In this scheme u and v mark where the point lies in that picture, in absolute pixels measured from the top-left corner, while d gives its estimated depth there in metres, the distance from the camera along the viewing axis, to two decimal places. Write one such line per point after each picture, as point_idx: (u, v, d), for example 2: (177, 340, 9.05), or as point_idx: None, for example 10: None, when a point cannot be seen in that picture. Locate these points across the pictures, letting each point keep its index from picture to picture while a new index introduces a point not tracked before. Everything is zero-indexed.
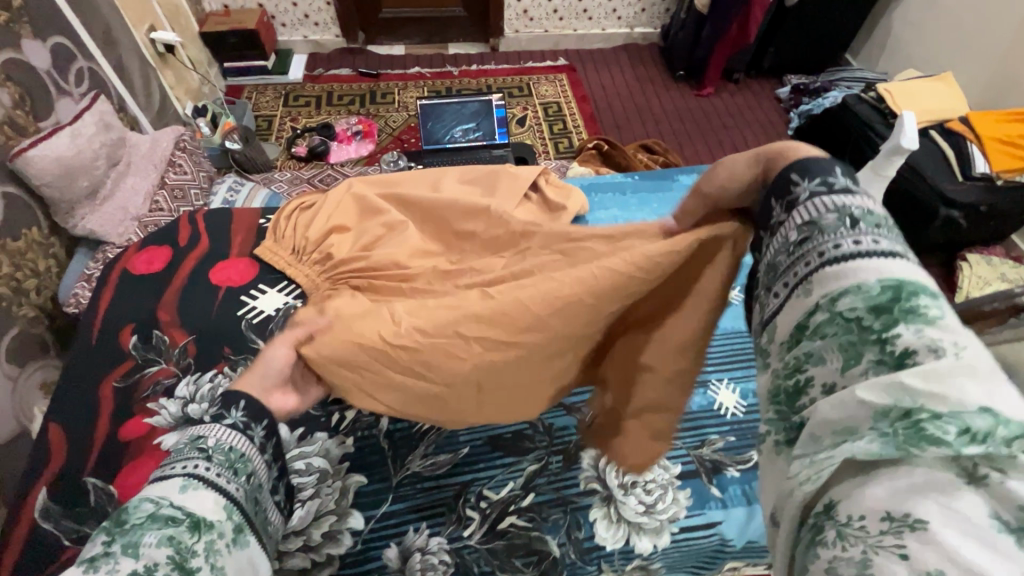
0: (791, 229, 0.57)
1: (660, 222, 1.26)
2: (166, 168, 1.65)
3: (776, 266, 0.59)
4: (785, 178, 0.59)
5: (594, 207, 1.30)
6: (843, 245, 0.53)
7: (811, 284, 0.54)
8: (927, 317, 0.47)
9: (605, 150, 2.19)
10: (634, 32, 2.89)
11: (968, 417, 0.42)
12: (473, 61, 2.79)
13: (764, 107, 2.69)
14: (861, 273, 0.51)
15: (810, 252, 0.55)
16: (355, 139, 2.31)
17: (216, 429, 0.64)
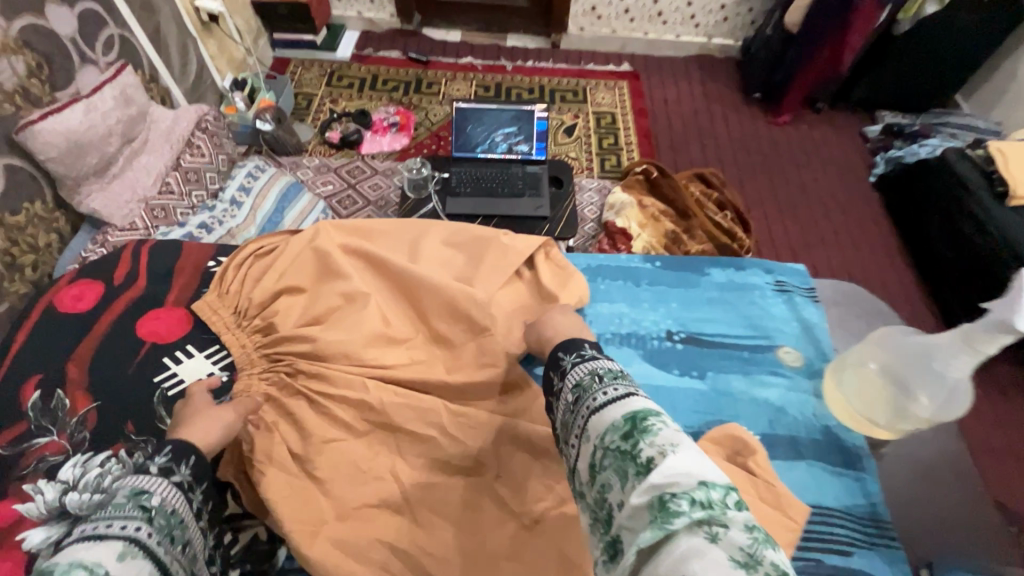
0: (567, 392, 0.76)
1: (673, 331, 1.15)
2: (183, 149, 1.60)
3: (568, 423, 0.74)
4: (554, 357, 0.82)
5: (604, 297, 1.21)
6: (597, 397, 0.71)
7: (589, 426, 0.69)
8: (654, 431, 0.63)
9: (653, 178, 1.98)
10: (711, 43, 2.62)
11: (693, 491, 0.56)
12: (529, 56, 2.60)
13: (848, 146, 2.36)
14: (611, 414, 0.67)
15: (582, 404, 0.72)
16: (390, 130, 2.21)
17: (157, 488, 0.68)
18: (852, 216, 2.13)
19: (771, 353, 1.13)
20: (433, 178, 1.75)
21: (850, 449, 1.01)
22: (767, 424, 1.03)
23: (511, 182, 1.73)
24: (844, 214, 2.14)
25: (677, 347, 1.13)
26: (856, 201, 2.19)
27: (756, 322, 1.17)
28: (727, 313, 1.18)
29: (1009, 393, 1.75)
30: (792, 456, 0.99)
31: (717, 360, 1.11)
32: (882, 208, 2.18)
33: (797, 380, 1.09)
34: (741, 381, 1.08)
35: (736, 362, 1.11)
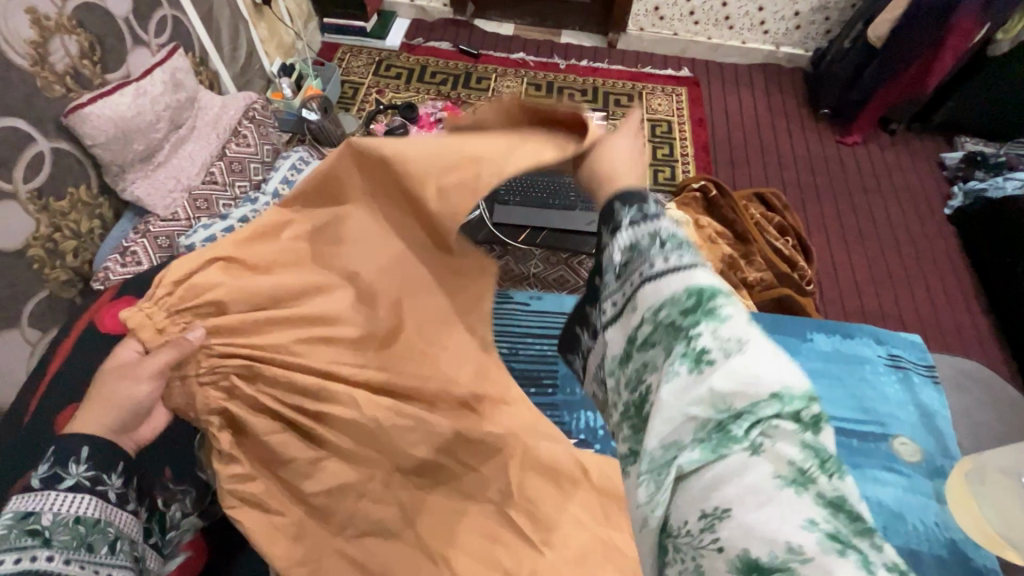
0: (611, 254, 0.51)
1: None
2: (229, 138, 1.55)
3: (602, 278, 0.52)
4: (608, 207, 0.52)
5: None
6: (658, 260, 0.47)
7: (635, 299, 0.47)
8: (723, 316, 0.43)
9: (712, 197, 1.86)
10: (779, 51, 2.46)
11: (762, 408, 0.39)
12: (584, 55, 2.48)
13: (922, 173, 2.19)
14: (669, 284, 0.45)
15: (630, 269, 0.49)
16: (437, 126, 2.13)
17: (54, 498, 0.63)
18: (928, 257, 1.98)
19: (885, 442, 1.00)
20: None
21: (980, 570, 0.86)
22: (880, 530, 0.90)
23: (563, 193, 1.63)
24: (916, 251, 1.98)
25: None
26: (928, 235, 2.03)
27: (867, 403, 1.04)
28: (834, 391, 1.05)
29: None
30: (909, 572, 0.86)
31: None
32: (958, 244, 2.02)
33: (916, 478, 0.95)
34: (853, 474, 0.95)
35: (846, 449, 0.98)
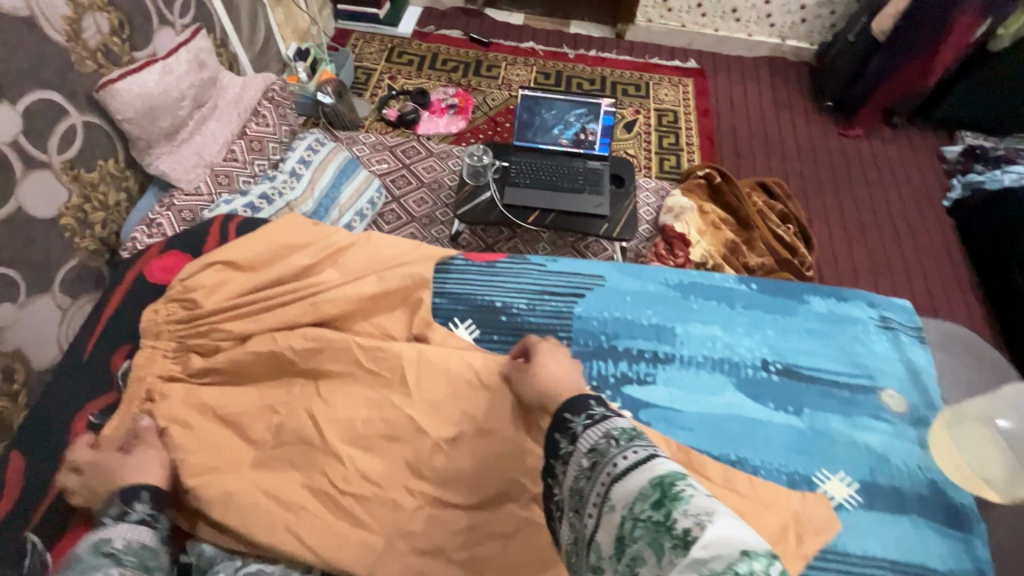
0: (580, 457, 0.62)
1: (769, 361, 1.03)
2: (249, 118, 1.60)
3: (581, 494, 0.59)
4: (561, 418, 0.68)
5: (692, 315, 1.08)
6: (618, 462, 0.57)
7: (611, 496, 0.55)
8: (686, 498, 0.50)
9: (716, 184, 1.91)
10: (784, 45, 2.50)
11: (737, 562, 0.43)
12: (593, 45, 2.52)
13: (923, 165, 2.24)
14: (634, 481, 0.54)
15: (599, 472, 0.58)
16: (448, 112, 2.17)
17: (116, 529, 0.71)
18: (924, 245, 2.03)
19: (874, 395, 1.01)
20: (492, 166, 1.71)
21: (957, 508, 0.91)
22: (868, 474, 0.93)
23: (571, 177, 1.68)
24: (913, 240, 2.03)
25: (772, 379, 1.01)
26: (926, 225, 2.08)
27: (858, 358, 1.05)
28: (827, 346, 1.05)
29: None
30: (894, 511, 0.90)
31: (813, 395, 1.00)
32: (957, 235, 2.06)
33: (901, 427, 0.98)
34: (841, 423, 0.98)
35: (835, 400, 1.00)
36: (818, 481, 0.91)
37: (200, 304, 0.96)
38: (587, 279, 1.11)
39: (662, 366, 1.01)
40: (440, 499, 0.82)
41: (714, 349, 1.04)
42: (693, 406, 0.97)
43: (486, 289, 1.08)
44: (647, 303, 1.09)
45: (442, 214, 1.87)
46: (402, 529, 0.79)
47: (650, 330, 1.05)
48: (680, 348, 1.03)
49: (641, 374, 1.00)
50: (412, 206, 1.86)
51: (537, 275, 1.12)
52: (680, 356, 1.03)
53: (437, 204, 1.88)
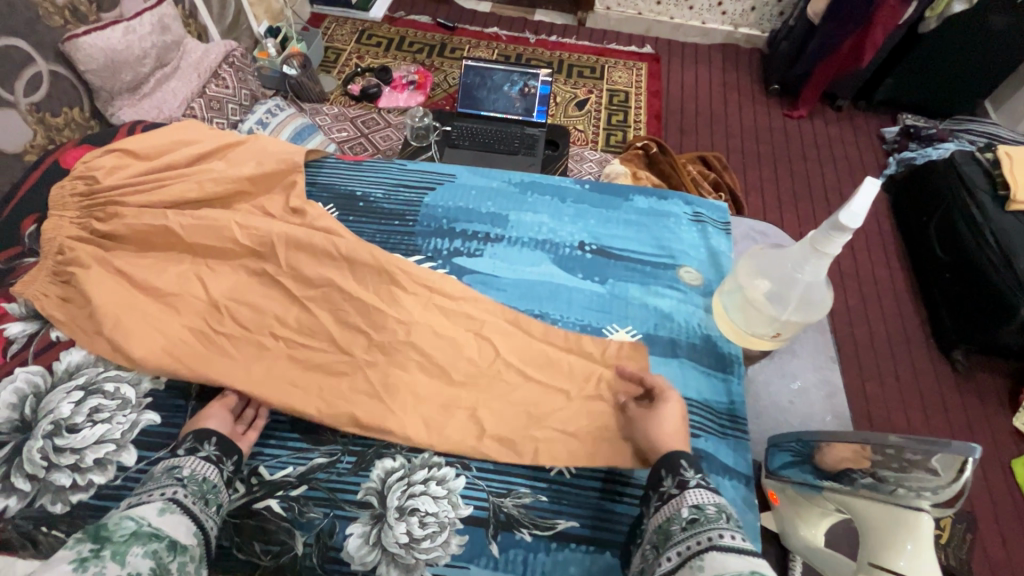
0: (683, 509, 0.68)
1: (585, 242, 1.06)
2: (210, 79, 1.74)
3: (669, 537, 0.66)
4: (674, 464, 0.74)
5: (523, 207, 1.12)
6: (721, 531, 0.62)
7: (700, 557, 0.59)
8: None
9: (652, 153, 2.02)
10: (737, 32, 2.62)
11: None
12: (554, 32, 2.66)
13: (862, 144, 2.35)
14: (733, 556, 0.57)
15: (696, 531, 0.63)
16: (408, 88, 2.31)
17: (190, 460, 0.76)
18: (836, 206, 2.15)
19: (672, 270, 1.03)
20: (435, 130, 1.84)
21: (725, 356, 0.94)
22: (650, 329, 0.96)
23: (509, 140, 1.81)
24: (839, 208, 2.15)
25: (585, 257, 1.04)
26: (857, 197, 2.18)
27: (667, 241, 1.07)
28: (639, 232, 1.07)
29: (981, 398, 1.75)
30: (667, 357, 0.93)
31: (618, 268, 1.03)
32: (887, 209, 2.16)
33: (691, 296, 1.00)
34: (637, 290, 1.00)
35: (637, 272, 1.03)
36: (606, 335, 0.95)
37: (97, 180, 1.03)
38: (438, 175, 1.16)
39: (491, 243, 1.05)
40: (299, 345, 0.93)
41: (539, 233, 1.08)
42: (511, 274, 1.02)
43: (348, 180, 1.14)
44: (489, 197, 1.13)
45: None
46: (265, 367, 0.90)
47: (486, 217, 1.10)
48: (510, 231, 1.07)
49: (471, 249, 1.05)
50: None
51: (398, 171, 1.17)
52: (509, 237, 1.06)
53: None
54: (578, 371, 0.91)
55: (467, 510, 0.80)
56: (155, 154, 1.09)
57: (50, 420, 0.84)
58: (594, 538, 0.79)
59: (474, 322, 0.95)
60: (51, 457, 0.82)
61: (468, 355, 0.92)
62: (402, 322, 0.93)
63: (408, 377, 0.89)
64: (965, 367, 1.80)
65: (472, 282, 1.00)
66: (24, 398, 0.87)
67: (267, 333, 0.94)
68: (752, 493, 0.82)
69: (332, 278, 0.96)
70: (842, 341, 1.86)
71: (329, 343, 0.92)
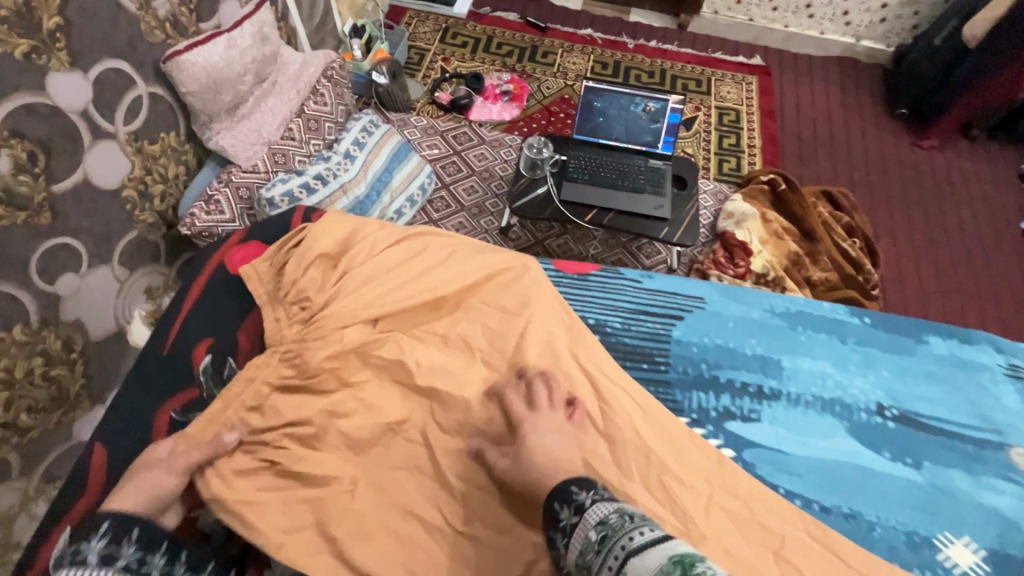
0: (587, 530, 0.61)
1: (884, 405, 0.95)
2: (308, 96, 1.56)
3: (587, 568, 0.58)
4: (566, 489, 0.68)
5: (799, 348, 1.01)
6: (632, 538, 0.56)
7: (625, 570, 0.54)
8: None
9: (781, 191, 1.82)
10: (858, 44, 2.36)
11: None
12: (653, 35, 2.42)
13: (1001, 183, 2.10)
14: (653, 558, 0.52)
15: (610, 543, 0.57)
16: (501, 99, 2.11)
17: (116, 567, 0.67)
18: (1005, 271, 1.90)
19: (999, 452, 0.92)
20: (550, 160, 1.65)
21: None
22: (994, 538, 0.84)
23: (633, 175, 1.62)
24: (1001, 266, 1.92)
25: (888, 426, 0.93)
26: (1004, 249, 1.96)
27: (981, 410, 0.96)
28: (949, 394, 0.96)
29: None
30: None
31: (931, 446, 0.92)
32: None
33: None
34: (963, 480, 0.89)
35: (954, 453, 0.91)
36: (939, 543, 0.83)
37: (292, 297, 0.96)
38: (686, 300, 1.06)
39: (769, 402, 0.94)
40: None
41: (825, 388, 0.96)
42: (806, 448, 0.90)
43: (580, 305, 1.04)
44: (751, 332, 1.02)
45: (492, 204, 1.81)
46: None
47: (754, 361, 0.99)
48: (788, 385, 0.96)
49: (746, 410, 0.93)
50: (461, 194, 1.80)
51: (632, 291, 1.07)
52: (788, 393, 0.95)
53: (487, 194, 1.82)
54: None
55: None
56: (345, 250, 1.01)
57: None
58: None
59: (773, 535, 0.80)
60: None
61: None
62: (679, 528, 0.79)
63: None
64: None
65: (759, 460, 0.88)
66: None
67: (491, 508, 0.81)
68: None
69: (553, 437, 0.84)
70: None
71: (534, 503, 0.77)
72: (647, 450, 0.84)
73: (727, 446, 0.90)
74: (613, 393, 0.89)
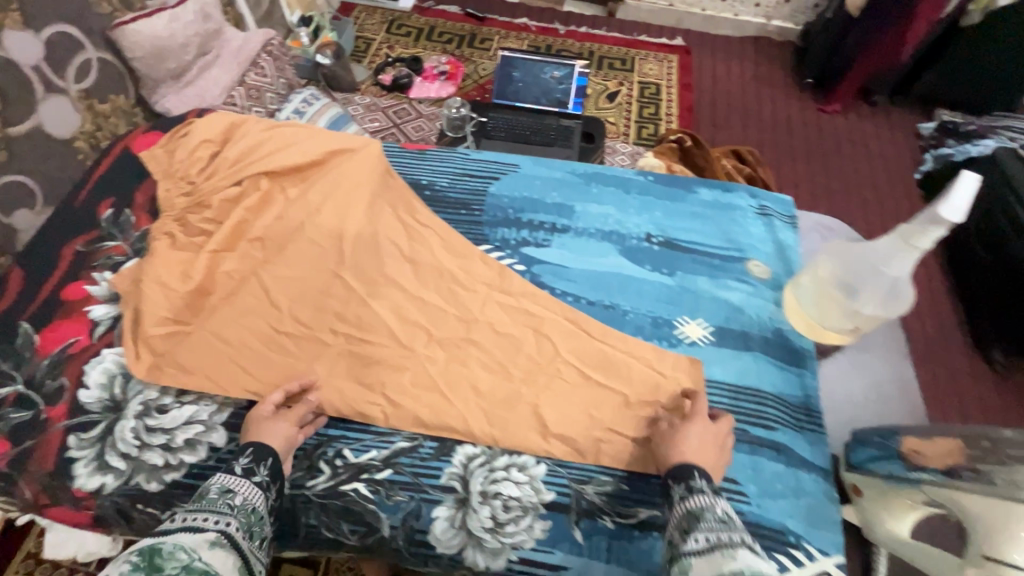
0: (709, 505, 0.67)
1: (652, 234, 1.05)
2: (249, 68, 1.73)
3: (689, 525, 0.65)
4: (689, 470, 0.72)
5: (588, 197, 1.10)
6: (747, 539, 0.61)
7: (732, 548, 0.59)
8: None
9: (687, 147, 2.01)
10: (770, 24, 2.59)
11: None
12: (584, 23, 2.64)
13: (898, 140, 2.31)
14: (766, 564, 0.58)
15: (726, 527, 0.63)
16: (439, 79, 2.31)
17: (242, 483, 0.71)
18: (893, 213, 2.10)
19: (740, 263, 1.02)
20: (471, 120, 1.83)
21: (798, 351, 0.94)
22: (723, 321, 0.96)
23: (544, 131, 1.80)
24: (867, 196, 2.14)
25: (653, 249, 1.03)
26: (895, 195, 2.16)
27: (732, 235, 1.06)
28: (706, 224, 1.06)
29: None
30: (740, 348, 0.93)
31: (687, 261, 1.02)
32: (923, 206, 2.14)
33: (761, 289, 0.99)
34: (707, 283, 1.00)
35: (705, 264, 1.02)
36: (677, 326, 0.95)
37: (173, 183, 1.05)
38: (502, 165, 1.14)
39: (558, 234, 1.04)
40: (362, 343, 0.92)
41: (606, 223, 1.07)
42: (580, 264, 1.01)
43: (411, 168, 1.13)
44: (552, 185, 1.11)
45: None
46: (328, 366, 0.90)
47: (551, 207, 1.08)
48: (576, 222, 1.06)
49: (538, 239, 1.04)
50: None
51: (461, 161, 1.16)
52: (575, 228, 1.06)
53: None
54: (634, 376, 0.89)
55: (549, 496, 0.81)
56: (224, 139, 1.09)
57: (140, 402, 0.88)
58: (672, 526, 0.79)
59: (539, 318, 0.94)
60: (143, 437, 0.85)
61: (529, 353, 0.91)
62: (462, 320, 0.94)
63: (467, 371, 0.89)
64: (1005, 367, 1.77)
65: (542, 273, 1.00)
66: (113, 378, 0.90)
67: (327, 329, 0.93)
68: (833, 488, 0.83)
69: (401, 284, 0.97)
70: None
71: (395, 337, 0.93)
72: (441, 268, 0.99)
73: (517, 266, 1.01)
74: (420, 232, 1.02)
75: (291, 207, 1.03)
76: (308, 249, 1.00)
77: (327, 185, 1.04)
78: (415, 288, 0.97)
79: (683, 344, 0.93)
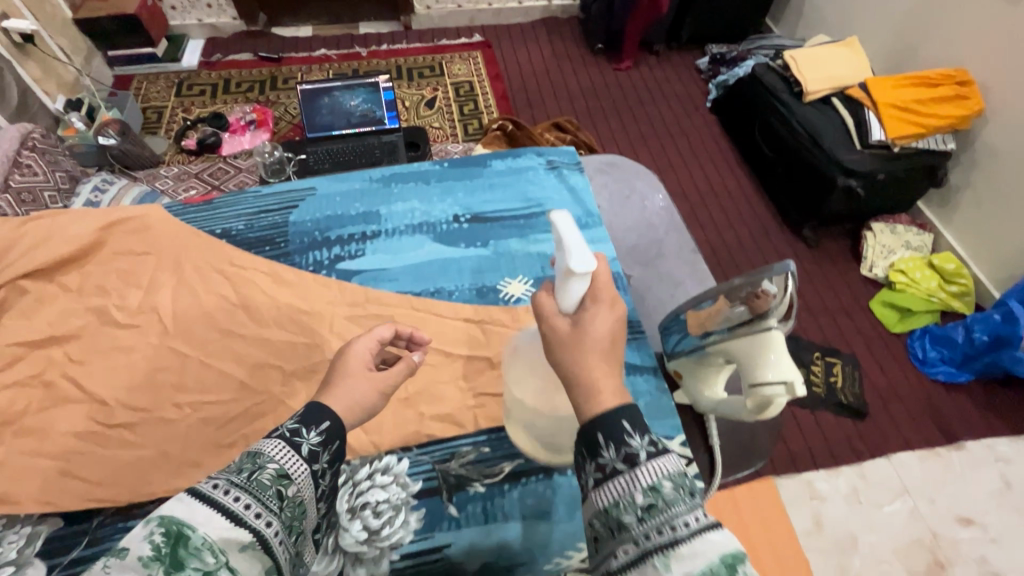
0: (633, 489, 0.49)
1: (459, 214, 1.10)
2: (10, 169, 1.53)
3: (616, 520, 0.48)
4: (594, 438, 0.51)
5: (392, 199, 1.13)
6: (685, 519, 0.46)
7: (668, 554, 0.45)
8: None
9: (511, 132, 2.11)
10: (552, 4, 2.80)
11: None
12: (383, 41, 2.66)
13: (683, 79, 2.62)
14: (708, 551, 0.44)
15: (657, 521, 0.46)
16: (249, 128, 2.21)
17: (298, 469, 0.56)
18: (701, 142, 2.39)
19: (543, 217, 1.10)
20: (290, 161, 1.80)
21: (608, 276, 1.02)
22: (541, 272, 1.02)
23: (369, 152, 1.80)
24: (668, 133, 2.41)
25: (463, 227, 1.08)
26: (696, 124, 2.45)
27: (530, 195, 1.14)
28: (505, 192, 1.14)
29: (835, 261, 2.05)
30: None
31: (496, 230, 1.08)
32: (720, 128, 2.45)
33: None
34: (518, 243, 1.06)
35: (513, 227, 1.08)
36: (501, 288, 1.00)
37: None
38: (298, 192, 1.12)
39: (369, 241, 1.05)
40: (208, 405, 0.86)
41: (415, 217, 1.10)
42: (397, 263, 1.02)
43: (202, 221, 1.06)
44: (353, 198, 1.11)
45: None
46: (178, 443, 0.83)
47: (357, 218, 1.09)
48: (385, 224, 1.08)
49: (351, 252, 1.03)
50: None
51: (254, 199, 1.11)
52: (386, 230, 1.07)
53: None
54: (486, 345, 0.93)
55: (417, 485, 0.79)
56: None
57: None
58: (539, 466, 0.81)
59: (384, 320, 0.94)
60: None
61: None
62: (307, 343, 0.91)
63: None
64: (817, 241, 2.08)
65: (363, 281, 0.99)
66: None
67: (156, 406, 0.86)
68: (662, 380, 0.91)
69: (231, 331, 0.93)
70: (716, 250, 2.07)
71: (235, 387, 0.87)
72: (265, 305, 0.96)
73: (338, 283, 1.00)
74: (237, 278, 0.98)
75: (75, 298, 0.97)
76: (109, 334, 0.93)
77: (124, 267, 1.00)
78: (250, 330, 0.93)
79: (510, 303, 0.98)
